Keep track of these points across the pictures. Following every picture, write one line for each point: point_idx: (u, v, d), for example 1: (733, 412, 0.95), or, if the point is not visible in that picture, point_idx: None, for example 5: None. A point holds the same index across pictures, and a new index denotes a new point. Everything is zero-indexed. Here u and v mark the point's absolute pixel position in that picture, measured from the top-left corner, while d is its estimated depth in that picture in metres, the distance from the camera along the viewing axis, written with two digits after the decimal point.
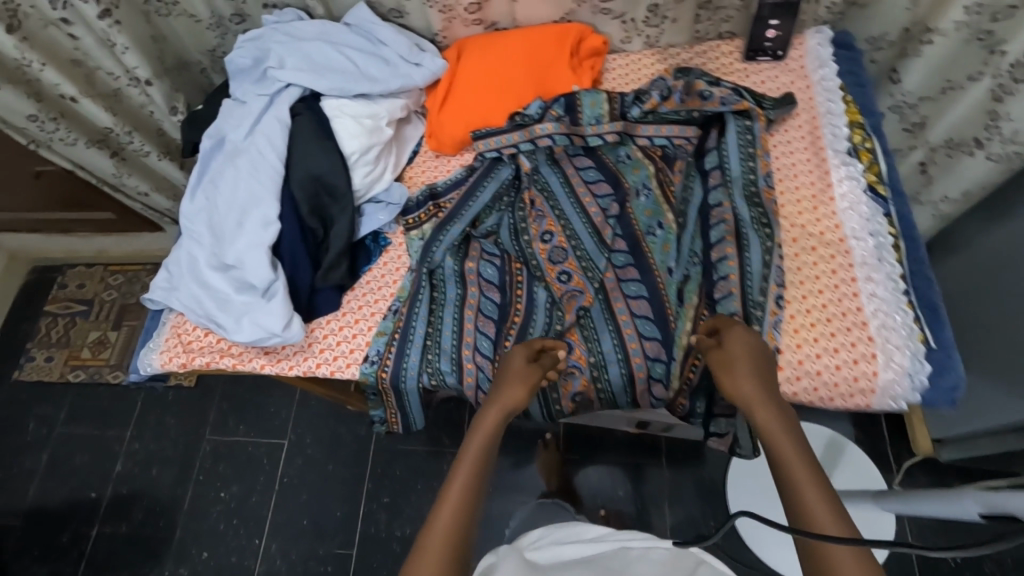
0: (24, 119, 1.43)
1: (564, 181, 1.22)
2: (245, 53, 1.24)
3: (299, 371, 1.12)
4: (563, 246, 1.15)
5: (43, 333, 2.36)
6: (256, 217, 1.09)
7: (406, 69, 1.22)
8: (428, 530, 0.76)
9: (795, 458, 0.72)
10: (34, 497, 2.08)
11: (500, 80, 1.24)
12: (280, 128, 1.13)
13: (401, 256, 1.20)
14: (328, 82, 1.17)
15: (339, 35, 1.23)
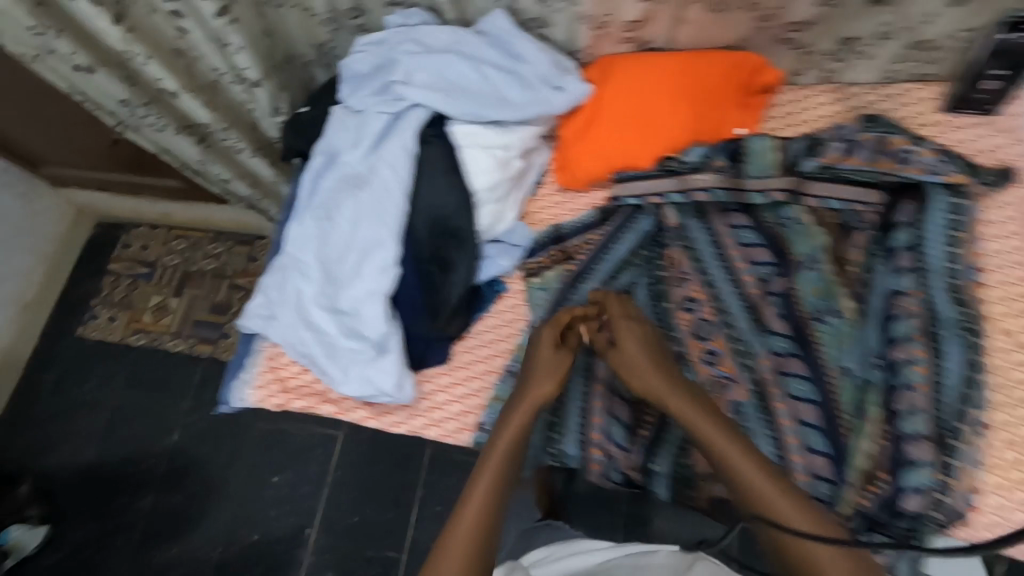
0: (116, 103, 1.33)
1: (714, 240, 1.06)
2: (367, 59, 1.10)
3: (405, 430, 1.03)
4: (710, 321, 1.01)
5: (106, 293, 2.22)
6: (375, 262, 0.99)
7: (547, 93, 1.06)
8: (451, 540, 0.79)
9: (749, 465, 0.80)
10: (92, 459, 2.01)
11: (652, 115, 1.06)
12: (406, 158, 1.01)
13: (519, 306, 1.08)
14: (460, 106, 1.02)
15: (472, 45, 1.07)
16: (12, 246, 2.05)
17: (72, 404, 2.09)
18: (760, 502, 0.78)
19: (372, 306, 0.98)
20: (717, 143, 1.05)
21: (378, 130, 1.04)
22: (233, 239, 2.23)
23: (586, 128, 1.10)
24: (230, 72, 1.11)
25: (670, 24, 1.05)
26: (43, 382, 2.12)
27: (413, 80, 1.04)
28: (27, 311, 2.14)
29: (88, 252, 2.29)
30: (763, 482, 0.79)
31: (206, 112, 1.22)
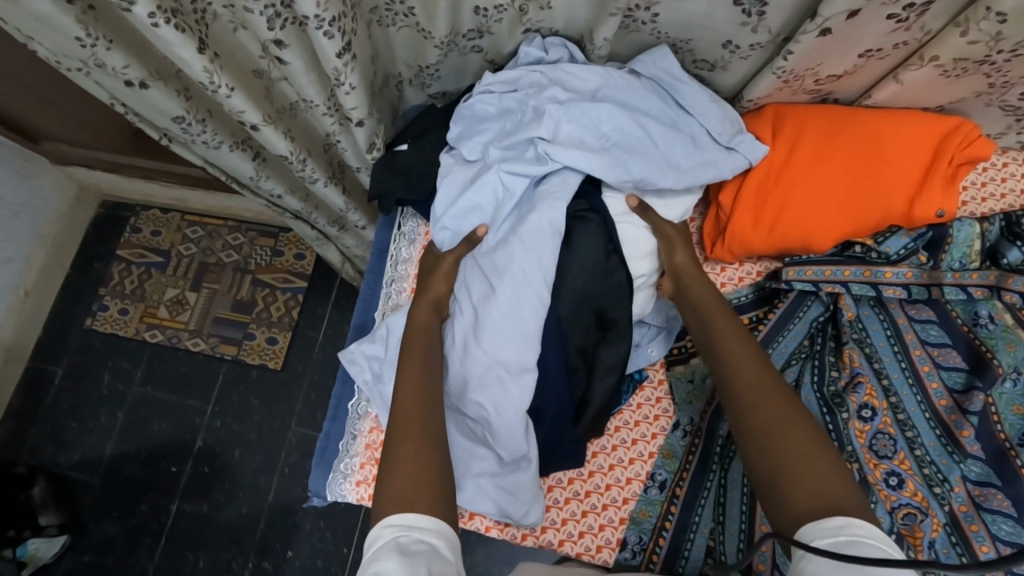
0: (168, 120, 1.08)
1: (893, 335, 0.91)
2: (496, 100, 0.93)
3: (534, 543, 0.91)
4: (889, 433, 0.88)
5: (114, 282, 1.86)
6: (511, 369, 0.83)
7: (716, 155, 0.90)
8: (395, 439, 0.75)
9: (770, 388, 0.75)
10: (110, 456, 1.70)
11: (836, 190, 0.91)
12: (552, 240, 0.85)
13: (661, 401, 0.94)
14: (621, 172, 0.87)
15: (629, 92, 0.90)
16: (17, 233, 1.71)
17: (86, 402, 1.75)
18: (761, 419, 0.73)
19: (506, 424, 0.83)
20: (916, 231, 0.91)
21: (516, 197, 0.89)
22: (259, 231, 1.86)
23: (753, 196, 0.94)
24: (326, 104, 0.94)
25: (875, 78, 0.89)
26: (51, 375, 1.78)
27: (562, 137, 0.88)
28: (28, 303, 1.77)
29: (90, 231, 1.90)
30: (777, 405, 0.73)
31: (287, 143, 1.03)
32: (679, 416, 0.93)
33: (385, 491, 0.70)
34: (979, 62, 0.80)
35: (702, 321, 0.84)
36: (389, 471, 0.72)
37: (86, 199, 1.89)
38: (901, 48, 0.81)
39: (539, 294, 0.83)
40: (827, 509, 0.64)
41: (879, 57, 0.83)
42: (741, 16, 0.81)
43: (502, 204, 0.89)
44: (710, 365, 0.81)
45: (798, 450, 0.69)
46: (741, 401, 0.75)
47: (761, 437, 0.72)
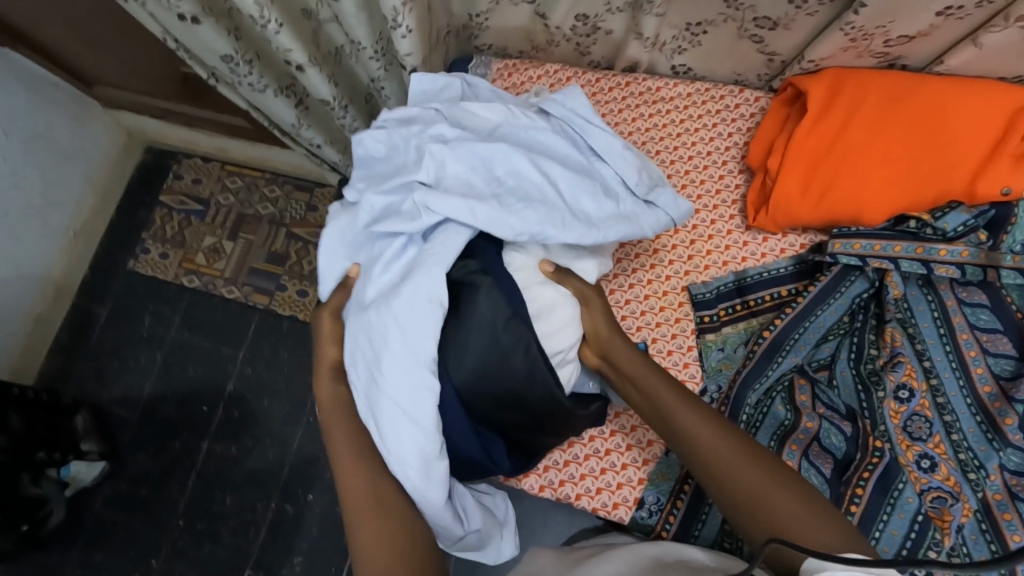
0: (216, 59, 1.09)
1: (940, 318, 0.88)
2: (384, 137, 0.83)
3: (550, 494, 0.91)
4: (925, 415, 0.85)
5: (156, 227, 1.91)
6: (406, 466, 0.72)
7: (632, 208, 0.83)
8: (359, 534, 0.72)
9: (722, 449, 0.72)
10: (147, 394, 1.77)
11: (891, 161, 0.87)
12: (434, 317, 0.72)
13: (689, 365, 0.93)
14: (513, 222, 0.76)
15: (527, 141, 0.85)
16: (67, 172, 1.77)
17: (127, 341, 1.82)
18: (742, 489, 0.69)
19: (431, 515, 0.77)
20: (978, 208, 0.86)
21: (396, 257, 0.78)
22: (294, 184, 1.89)
23: (803, 163, 0.91)
24: (373, 47, 0.94)
25: (948, 42, 0.84)
26: (96, 313, 1.85)
27: (446, 182, 0.79)
28: (77, 242, 1.84)
29: (134, 177, 1.95)
30: (749, 468, 0.70)
31: (330, 88, 1.02)
32: (707, 383, 0.92)
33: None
34: None
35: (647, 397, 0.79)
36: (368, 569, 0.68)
37: (132, 144, 1.94)
38: (984, 7, 0.77)
39: (426, 381, 0.72)
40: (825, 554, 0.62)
41: (958, 17, 0.78)
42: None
43: (382, 268, 0.78)
44: (669, 439, 0.77)
45: (778, 506, 0.66)
46: (713, 475, 0.71)
47: (748, 510, 0.68)
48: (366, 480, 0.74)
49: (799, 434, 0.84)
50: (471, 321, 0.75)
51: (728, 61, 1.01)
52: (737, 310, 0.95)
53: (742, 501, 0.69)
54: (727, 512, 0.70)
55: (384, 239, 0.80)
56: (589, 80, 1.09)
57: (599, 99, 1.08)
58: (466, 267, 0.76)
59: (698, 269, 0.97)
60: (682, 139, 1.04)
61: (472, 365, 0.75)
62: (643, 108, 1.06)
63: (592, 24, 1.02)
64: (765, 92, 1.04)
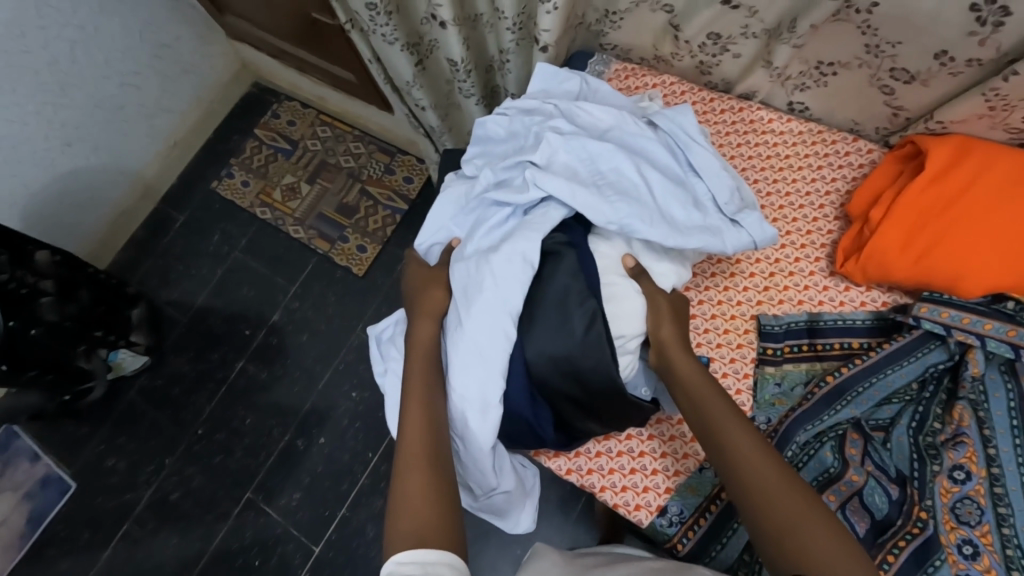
0: (360, 4, 1.15)
1: (1016, 409, 0.85)
2: (506, 124, 0.88)
3: (575, 479, 0.92)
4: (978, 502, 0.83)
5: (247, 155, 2.02)
6: (466, 407, 0.75)
7: (717, 223, 0.80)
8: (403, 471, 0.69)
9: (763, 471, 0.68)
10: (200, 305, 1.87)
11: (1007, 238, 0.84)
12: (522, 276, 0.75)
13: (742, 393, 0.93)
14: (608, 210, 0.76)
15: (637, 140, 0.83)
16: (180, 86, 1.91)
17: (194, 251, 1.93)
18: (779, 518, 0.65)
19: (475, 460, 0.80)
20: None
21: (498, 221, 0.81)
22: (379, 146, 1.98)
23: (912, 218, 0.89)
24: (514, 18, 1.00)
25: None
26: (172, 219, 1.97)
27: (553, 166, 0.80)
28: (174, 151, 1.98)
29: (239, 105, 2.07)
30: (788, 496, 0.66)
31: (461, 51, 1.09)
32: (756, 413, 0.91)
33: (392, 531, 0.64)
34: None
35: (695, 405, 0.75)
36: (402, 503, 0.66)
37: (243, 74, 2.07)
38: None
39: (504, 331, 0.74)
40: None
41: None
42: (973, 25, 0.78)
43: (484, 231, 0.81)
44: (710, 453, 0.73)
45: (813, 540, 0.62)
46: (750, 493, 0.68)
47: (779, 536, 0.64)
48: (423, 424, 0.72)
49: (841, 485, 0.83)
50: (552, 290, 0.76)
51: (849, 106, 1.01)
52: (803, 350, 0.94)
53: (772, 527, 0.65)
54: (757, 537, 0.67)
55: (491, 207, 0.84)
56: (704, 98, 1.11)
57: (709, 118, 1.10)
58: (557, 236, 0.77)
59: (772, 302, 0.97)
60: (783, 173, 1.04)
61: (542, 331, 0.75)
62: (751, 136, 1.07)
63: (723, 44, 1.03)
64: (881, 146, 1.03)
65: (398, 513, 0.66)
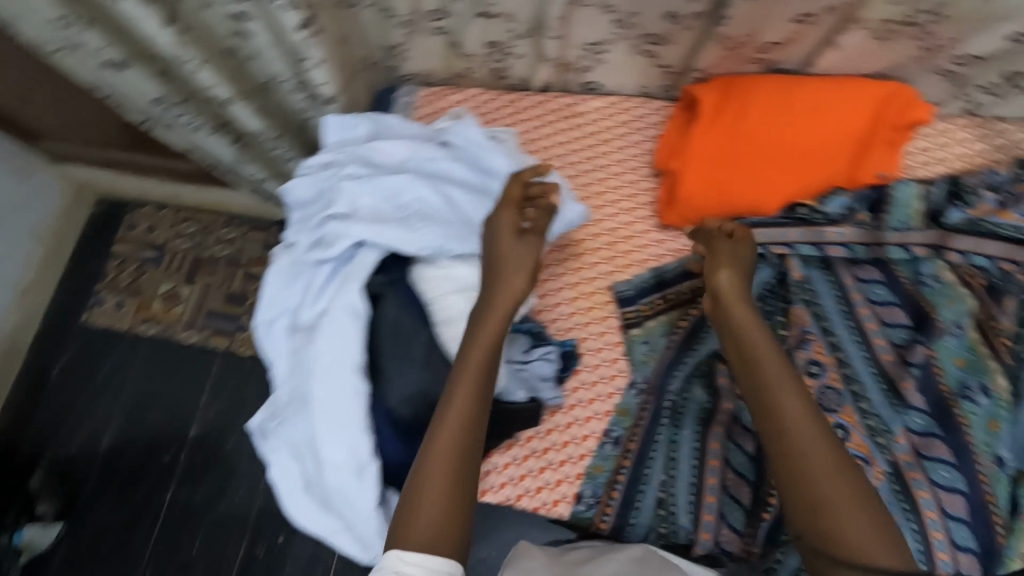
0: (146, 102, 1.07)
1: (840, 296, 0.95)
2: (310, 184, 0.89)
3: (492, 498, 0.92)
4: (836, 389, 0.91)
5: (109, 277, 1.73)
6: (341, 473, 0.75)
7: (528, 217, 0.84)
8: (421, 488, 0.68)
9: (811, 443, 0.72)
10: (107, 448, 1.58)
11: (779, 157, 0.96)
12: (355, 329, 0.76)
13: (618, 361, 0.97)
14: (420, 239, 0.79)
15: (434, 163, 0.86)
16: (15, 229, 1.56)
17: (80, 397, 1.62)
18: (816, 492, 0.70)
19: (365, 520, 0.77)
20: (858, 192, 0.95)
21: (322, 282, 0.82)
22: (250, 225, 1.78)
23: (705, 161, 0.98)
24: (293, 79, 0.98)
25: (812, 47, 0.93)
26: (44, 371, 1.64)
27: (358, 212, 0.82)
28: (25, 299, 1.64)
29: (88, 226, 1.76)
30: (831, 480, 0.70)
31: (258, 122, 1.06)
32: (635, 376, 0.95)
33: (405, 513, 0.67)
34: (904, 22, 0.86)
35: (750, 364, 0.79)
36: (413, 489, 0.68)
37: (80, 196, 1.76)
38: (832, 14, 0.86)
39: (352, 388, 0.75)
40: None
41: (812, 24, 0.87)
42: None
43: (312, 294, 0.81)
44: (759, 416, 0.77)
45: (848, 515, 0.68)
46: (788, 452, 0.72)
47: (819, 509, 0.69)
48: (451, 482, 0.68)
49: (720, 417, 0.89)
50: (386, 330, 0.78)
51: (632, 74, 1.07)
52: (659, 304, 1.00)
53: (815, 499, 0.70)
54: (789, 502, 0.72)
55: (312, 268, 0.84)
56: (508, 102, 1.16)
57: (519, 118, 1.15)
58: (375, 279, 0.79)
59: (620, 268, 1.03)
60: (596, 150, 1.10)
61: (395, 377, 0.77)
62: (559, 124, 1.13)
63: (503, 49, 1.07)
64: (668, 102, 1.12)
65: (415, 506, 0.67)
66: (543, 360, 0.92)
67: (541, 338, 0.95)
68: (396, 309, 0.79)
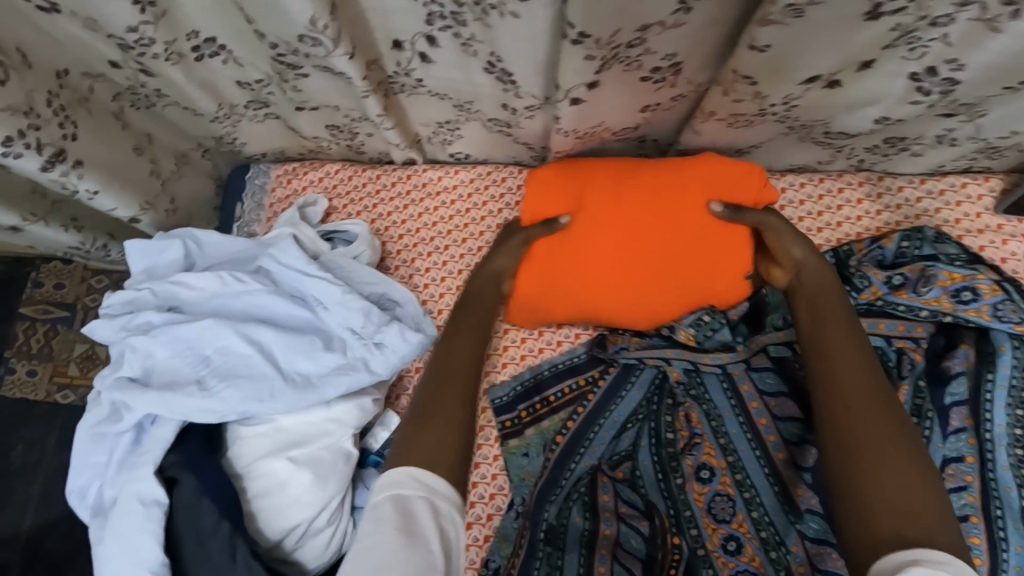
0: None
1: (730, 391, 0.88)
2: (110, 331, 0.82)
3: None
4: (727, 495, 0.83)
5: (20, 344, 1.40)
6: None
7: (357, 356, 0.80)
8: (425, 399, 0.73)
9: (868, 393, 0.68)
10: (30, 530, 1.29)
11: (629, 261, 0.87)
12: (149, 520, 0.72)
13: (497, 477, 0.90)
14: (229, 398, 0.77)
15: (246, 299, 0.83)
16: None
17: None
18: (861, 432, 0.65)
19: None
20: (735, 306, 0.91)
21: (122, 453, 0.78)
22: None
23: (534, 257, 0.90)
24: None
25: (683, 116, 0.77)
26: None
27: (161, 368, 0.79)
28: None
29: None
30: (887, 428, 0.65)
31: (71, 237, 0.92)
32: (513, 495, 0.87)
33: (405, 439, 0.69)
34: (759, 114, 0.70)
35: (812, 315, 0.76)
36: (414, 422, 0.70)
37: None
38: (678, 101, 0.71)
39: None
40: (918, 536, 0.57)
41: (664, 109, 0.72)
42: (499, 83, 0.69)
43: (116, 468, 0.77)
44: (809, 359, 0.74)
45: (897, 469, 0.62)
46: (830, 383, 0.70)
47: (858, 454, 0.64)
48: (452, 412, 0.72)
49: (600, 544, 0.79)
50: (184, 523, 0.73)
51: (496, 147, 0.95)
52: (538, 410, 0.91)
53: (857, 444, 0.64)
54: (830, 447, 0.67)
55: (113, 434, 0.79)
56: (370, 177, 1.01)
57: (383, 197, 1.00)
58: (170, 457, 0.76)
59: (496, 368, 0.95)
60: (469, 230, 0.97)
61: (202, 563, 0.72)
62: (428, 202, 0.99)
63: (348, 129, 0.93)
64: None
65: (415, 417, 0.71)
66: None
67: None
68: (193, 495, 0.74)
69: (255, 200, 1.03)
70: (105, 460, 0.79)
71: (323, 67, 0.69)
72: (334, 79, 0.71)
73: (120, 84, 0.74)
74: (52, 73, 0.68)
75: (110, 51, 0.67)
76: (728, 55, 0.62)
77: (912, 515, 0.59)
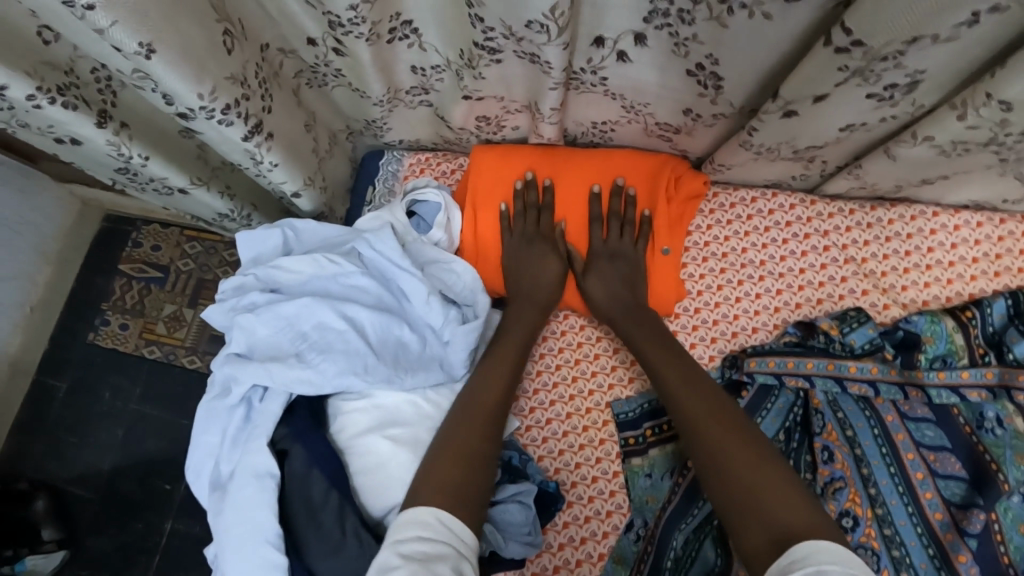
0: (113, 167, 0.87)
1: (882, 435, 0.80)
2: (222, 313, 0.80)
3: None
4: (872, 548, 0.75)
5: (115, 298, 1.44)
6: None
7: (437, 350, 0.81)
8: (459, 422, 0.74)
9: (701, 416, 0.75)
10: (110, 470, 1.33)
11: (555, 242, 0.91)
12: (265, 493, 0.69)
13: (618, 494, 0.85)
14: (327, 373, 0.74)
15: (345, 280, 0.82)
16: (14, 247, 1.28)
17: (84, 426, 1.36)
18: (706, 456, 0.72)
19: None
20: (884, 328, 0.83)
21: (234, 429, 0.75)
22: None
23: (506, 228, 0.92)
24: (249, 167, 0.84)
25: (869, 144, 0.74)
26: (52, 390, 1.39)
27: (261, 345, 0.77)
28: (34, 317, 1.37)
29: (97, 243, 1.46)
30: (730, 442, 0.72)
31: (224, 204, 0.94)
32: (633, 517, 0.84)
33: (430, 473, 0.69)
34: (983, 144, 0.66)
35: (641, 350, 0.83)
36: (439, 456, 0.71)
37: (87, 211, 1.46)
38: (888, 121, 0.67)
39: (270, 563, 0.67)
40: (780, 535, 0.64)
41: (866, 130, 0.69)
42: (697, 87, 0.73)
43: (230, 443, 0.75)
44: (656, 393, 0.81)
45: (749, 480, 0.69)
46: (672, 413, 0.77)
47: (711, 478, 0.71)
48: (478, 444, 0.73)
49: None
50: (296, 498, 0.70)
51: (638, 140, 0.92)
52: (665, 430, 0.87)
53: (705, 469, 0.72)
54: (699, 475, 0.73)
55: (224, 411, 0.77)
56: None
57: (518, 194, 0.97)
58: (281, 430, 0.73)
59: (623, 382, 0.90)
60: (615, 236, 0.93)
61: (317, 554, 0.68)
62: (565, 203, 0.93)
63: (497, 122, 0.92)
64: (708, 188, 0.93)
65: (448, 442, 0.73)
66: (517, 502, 0.79)
67: (515, 471, 0.85)
68: (303, 465, 0.71)
69: (385, 186, 1.00)
70: (217, 437, 0.76)
71: (523, 51, 0.72)
72: (528, 65, 0.74)
73: (306, 61, 0.78)
74: (258, 46, 0.72)
75: (315, 28, 0.71)
76: (984, 74, 0.57)
77: (766, 515, 0.66)
